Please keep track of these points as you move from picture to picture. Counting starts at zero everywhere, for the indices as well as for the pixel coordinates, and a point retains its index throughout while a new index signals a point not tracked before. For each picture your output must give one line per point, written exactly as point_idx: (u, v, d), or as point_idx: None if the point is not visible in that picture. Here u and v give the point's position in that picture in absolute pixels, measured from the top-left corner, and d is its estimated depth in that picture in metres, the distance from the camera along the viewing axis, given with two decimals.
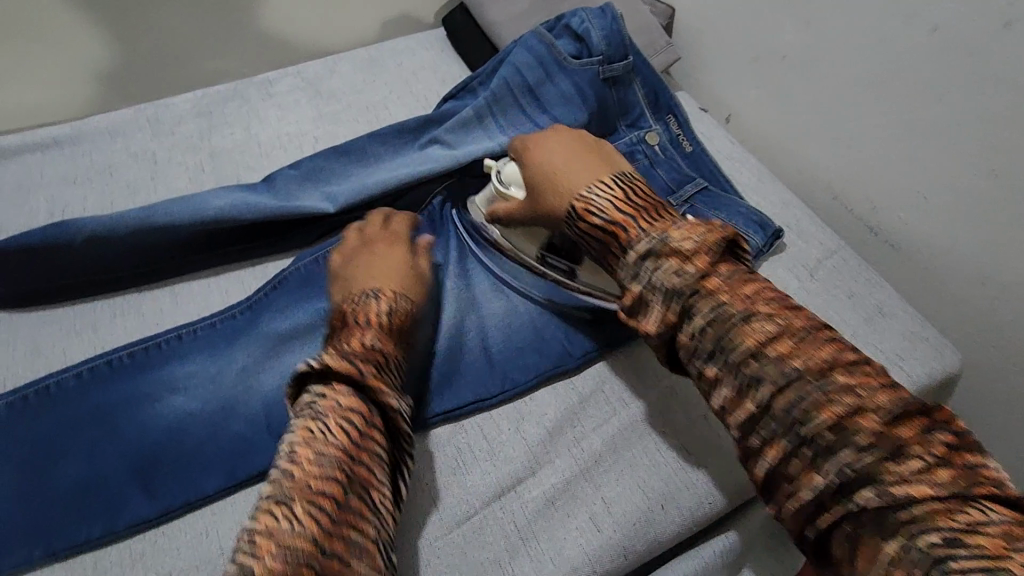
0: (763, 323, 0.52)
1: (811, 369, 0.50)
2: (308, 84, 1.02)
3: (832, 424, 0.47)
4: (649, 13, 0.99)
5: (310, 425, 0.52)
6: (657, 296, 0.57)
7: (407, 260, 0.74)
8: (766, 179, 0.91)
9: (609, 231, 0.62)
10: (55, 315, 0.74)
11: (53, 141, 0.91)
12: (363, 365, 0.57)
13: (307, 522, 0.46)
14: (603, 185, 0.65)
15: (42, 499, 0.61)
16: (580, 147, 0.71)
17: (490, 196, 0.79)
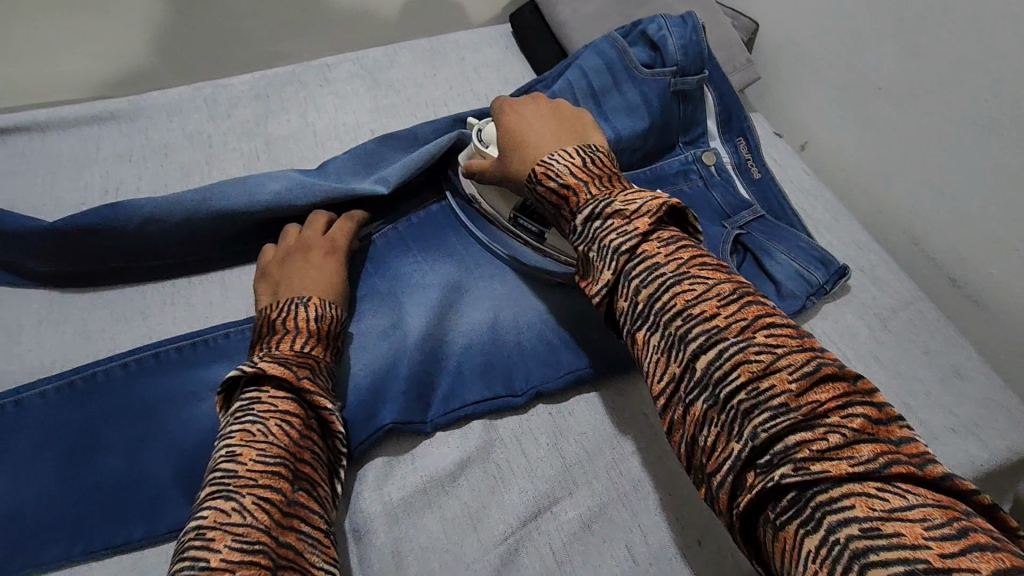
0: (691, 283, 0.47)
1: (744, 341, 0.44)
2: (367, 72, 0.99)
3: (750, 391, 0.42)
4: (730, 27, 0.94)
5: (250, 426, 0.52)
6: (598, 254, 0.52)
7: (339, 272, 0.69)
8: (842, 216, 0.86)
9: (564, 196, 0.56)
10: (106, 298, 0.73)
11: (112, 115, 0.90)
12: (284, 408, 0.54)
13: (261, 510, 0.47)
14: (567, 152, 0.58)
15: (84, 492, 0.60)
16: (556, 114, 0.65)
17: (468, 153, 0.73)
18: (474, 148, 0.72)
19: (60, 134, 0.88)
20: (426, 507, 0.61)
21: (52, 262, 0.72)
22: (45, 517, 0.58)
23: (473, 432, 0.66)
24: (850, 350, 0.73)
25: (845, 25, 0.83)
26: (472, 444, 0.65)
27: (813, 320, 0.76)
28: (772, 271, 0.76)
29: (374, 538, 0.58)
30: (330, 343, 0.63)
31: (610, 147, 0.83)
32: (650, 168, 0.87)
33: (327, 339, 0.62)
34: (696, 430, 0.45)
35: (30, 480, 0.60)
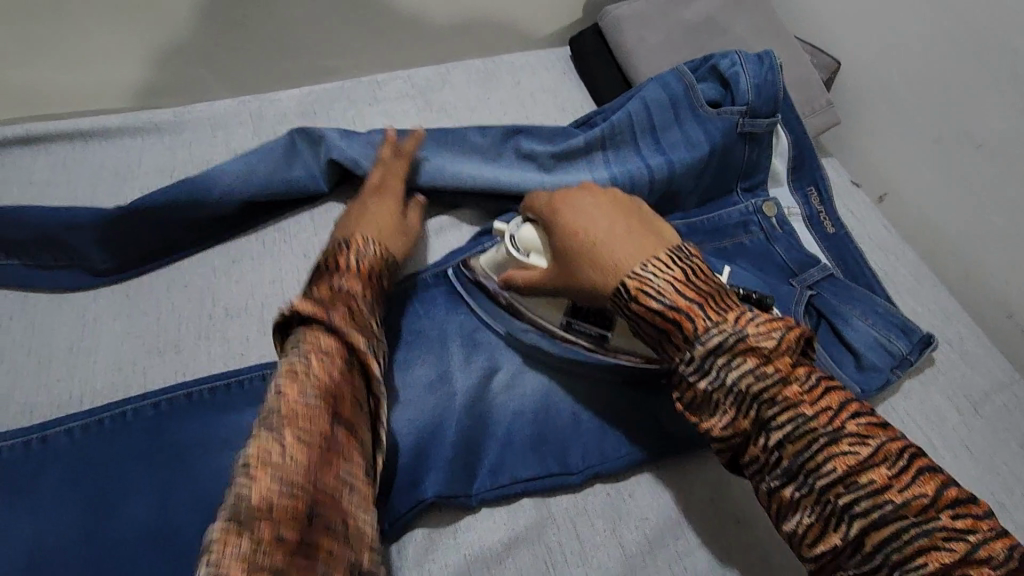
0: (852, 444, 0.45)
1: (836, 432, 0.46)
2: (419, 92, 0.95)
3: (935, 573, 0.41)
4: (811, 66, 0.87)
5: (295, 363, 0.47)
6: (728, 399, 0.48)
7: (395, 212, 0.70)
8: (926, 279, 0.78)
9: (674, 323, 0.49)
10: (140, 328, 0.70)
11: (155, 126, 0.87)
12: (331, 338, 0.49)
13: (309, 420, 0.44)
14: (660, 262, 0.52)
15: (102, 546, 0.56)
16: (620, 205, 0.59)
17: (500, 258, 0.65)
18: (508, 254, 0.64)
19: (104, 144, 0.86)
20: None
21: (117, 256, 0.72)
22: (66, 568, 0.55)
23: (523, 510, 0.60)
24: (938, 438, 0.66)
25: (946, 73, 0.76)
26: (520, 522, 0.59)
27: (895, 397, 0.69)
28: (851, 339, 0.70)
29: None
30: (372, 280, 0.59)
31: (664, 184, 0.78)
32: (709, 217, 0.80)
33: (370, 277, 0.59)
34: (798, 521, 0.46)
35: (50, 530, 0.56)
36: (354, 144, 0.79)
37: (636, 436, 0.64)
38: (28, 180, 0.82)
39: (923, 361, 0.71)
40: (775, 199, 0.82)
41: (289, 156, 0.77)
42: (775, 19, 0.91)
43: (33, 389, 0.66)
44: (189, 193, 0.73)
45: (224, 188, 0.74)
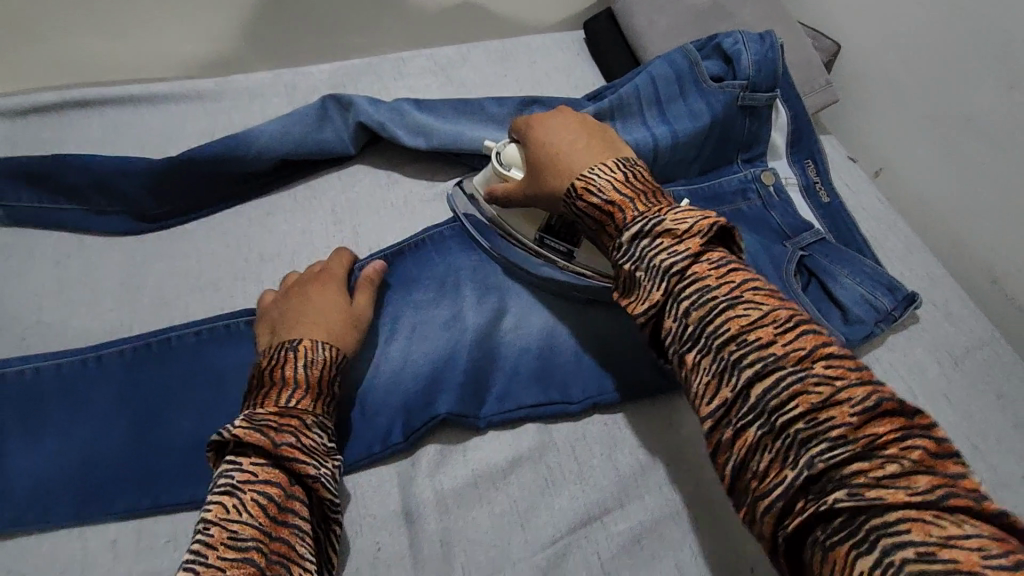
0: (747, 308, 0.48)
1: (734, 299, 0.48)
2: (441, 69, 1.01)
3: (808, 420, 0.43)
4: (811, 47, 0.92)
5: (227, 499, 0.49)
6: (648, 276, 0.52)
7: (340, 299, 0.66)
8: (915, 247, 0.83)
9: (608, 213, 0.56)
10: (183, 269, 0.77)
11: (198, 94, 0.95)
12: (264, 501, 0.50)
13: (251, 514, 0.48)
14: (607, 167, 0.59)
15: (154, 451, 0.63)
16: (583, 126, 0.65)
17: (489, 176, 0.72)
18: (493, 171, 0.71)
19: (151, 109, 0.93)
20: (476, 501, 0.62)
21: (165, 202, 0.79)
22: (121, 469, 0.61)
23: (525, 432, 0.66)
24: (918, 388, 0.71)
25: (939, 53, 0.81)
26: (524, 444, 0.65)
27: (880, 351, 0.73)
28: (837, 294, 0.74)
29: (423, 525, 0.60)
30: (322, 393, 0.59)
31: (667, 153, 0.83)
32: (707, 185, 0.85)
33: (318, 388, 0.59)
34: (707, 396, 0.48)
35: (106, 436, 0.63)
36: (380, 109, 0.85)
37: (633, 374, 0.69)
38: (83, 139, 0.90)
39: (907, 317, 0.75)
40: (773, 169, 0.87)
41: (320, 119, 0.84)
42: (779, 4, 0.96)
43: (89, 319, 0.73)
44: (232, 149, 0.80)
45: (261, 145, 0.81)
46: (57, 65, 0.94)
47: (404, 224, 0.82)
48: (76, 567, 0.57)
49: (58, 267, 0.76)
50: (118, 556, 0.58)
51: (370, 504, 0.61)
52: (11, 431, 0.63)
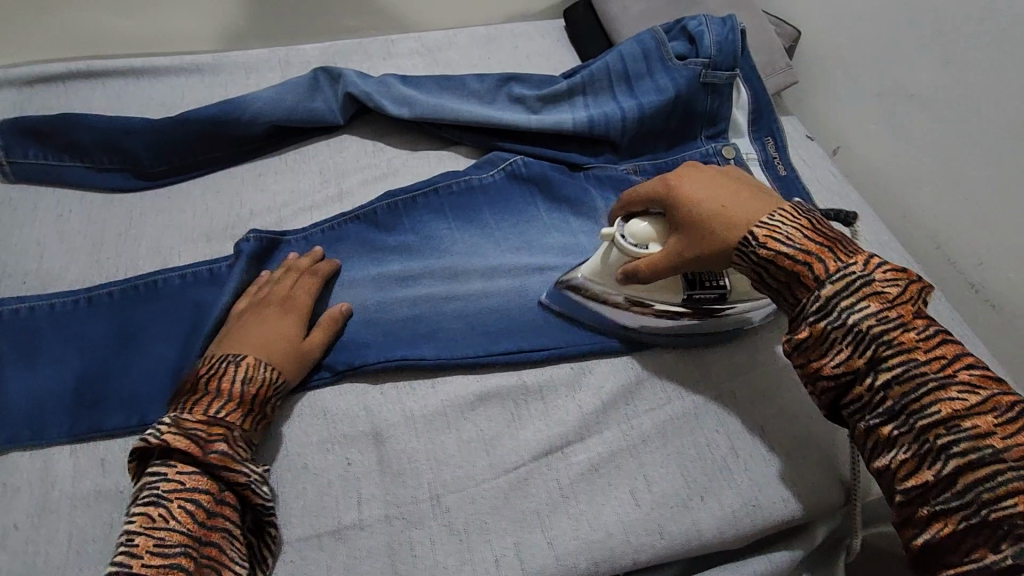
0: (959, 391, 0.49)
1: (945, 379, 0.50)
2: (428, 51, 1.07)
3: (1017, 512, 0.45)
4: (774, 34, 0.98)
5: (152, 509, 0.52)
6: (845, 337, 0.53)
7: (294, 330, 0.67)
8: (865, 216, 0.88)
9: (802, 264, 0.56)
10: (177, 223, 0.82)
11: (198, 68, 1.00)
12: (200, 483, 0.54)
13: (181, 522, 0.52)
14: (786, 214, 0.59)
15: (139, 377, 0.67)
16: (721, 181, 0.64)
17: (608, 260, 0.67)
18: (620, 254, 0.66)
19: (152, 81, 0.99)
20: (445, 428, 0.66)
21: (164, 160, 0.85)
22: (109, 393, 0.65)
23: (497, 375, 0.71)
24: None
25: (886, 37, 0.87)
26: (493, 383, 0.70)
27: None
28: None
29: (391, 445, 0.65)
30: (254, 406, 0.60)
31: (634, 125, 0.88)
32: (671, 159, 0.90)
33: (252, 402, 0.60)
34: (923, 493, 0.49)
35: (95, 364, 0.67)
36: (367, 82, 0.91)
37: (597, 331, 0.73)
38: (86, 106, 0.95)
39: None
40: (734, 145, 0.91)
41: (311, 89, 0.89)
42: None
43: (86, 265, 0.78)
44: (228, 113, 0.85)
45: (256, 110, 0.86)
46: (65, 38, 1.00)
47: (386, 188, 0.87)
48: (66, 480, 0.61)
49: (60, 220, 0.81)
50: (106, 471, 0.62)
51: (340, 426, 0.66)
52: (8, 360, 0.66)
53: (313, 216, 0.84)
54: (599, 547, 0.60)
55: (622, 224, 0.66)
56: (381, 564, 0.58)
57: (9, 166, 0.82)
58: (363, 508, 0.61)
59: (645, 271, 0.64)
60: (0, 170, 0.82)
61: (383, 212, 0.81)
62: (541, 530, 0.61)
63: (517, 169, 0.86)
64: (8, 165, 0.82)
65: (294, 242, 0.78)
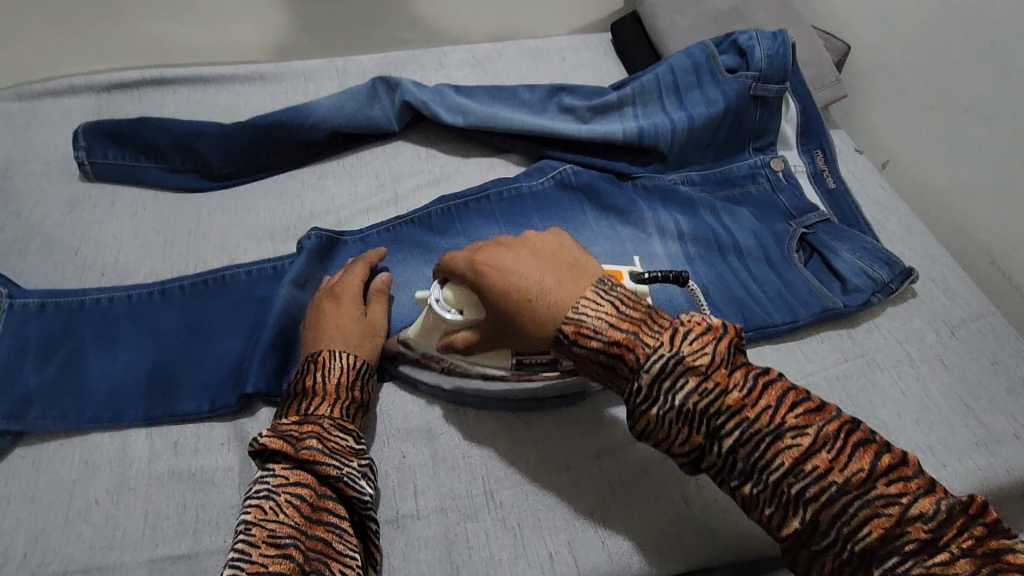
0: (793, 437, 0.47)
1: (776, 427, 0.48)
2: (477, 62, 1.11)
3: (875, 536, 0.44)
4: (823, 47, 0.99)
5: (264, 502, 0.53)
6: (678, 419, 0.50)
7: (355, 313, 0.68)
8: (916, 229, 0.87)
9: (618, 355, 0.51)
10: (243, 222, 0.86)
11: (260, 76, 1.05)
12: (299, 478, 0.55)
13: (287, 514, 0.52)
14: (591, 300, 0.54)
15: (209, 365, 0.70)
16: (540, 258, 0.57)
17: (429, 323, 0.64)
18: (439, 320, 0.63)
19: (218, 88, 1.04)
20: (496, 426, 0.68)
21: (232, 162, 0.89)
22: (182, 379, 0.69)
23: None
24: (916, 352, 0.76)
25: (940, 51, 0.87)
26: None
27: (879, 320, 0.78)
28: (836, 268, 0.80)
29: (445, 441, 0.67)
30: (341, 398, 0.62)
31: (683, 136, 0.89)
32: (719, 170, 0.91)
33: (337, 395, 0.62)
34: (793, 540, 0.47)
35: (169, 353, 0.71)
36: (422, 91, 0.94)
37: None
38: (158, 111, 1.00)
39: (905, 291, 0.80)
40: (783, 157, 0.92)
41: (369, 98, 0.93)
42: (793, 8, 1.04)
43: (159, 259, 0.82)
44: (291, 119, 0.89)
45: (318, 117, 0.90)
46: (138, 50, 1.04)
47: (438, 193, 0.90)
48: (142, 460, 0.64)
49: (134, 217, 0.85)
50: (178, 453, 0.65)
51: (396, 420, 0.68)
52: (89, 345, 0.70)
53: (370, 218, 0.87)
54: (650, 548, 0.61)
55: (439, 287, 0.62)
56: (437, 553, 0.60)
57: (90, 166, 0.87)
58: (420, 498, 0.63)
59: (464, 339, 0.61)
60: (81, 169, 0.87)
61: (436, 216, 0.84)
62: (593, 529, 0.62)
63: (567, 178, 0.88)
64: (89, 164, 0.87)
65: (352, 243, 0.81)
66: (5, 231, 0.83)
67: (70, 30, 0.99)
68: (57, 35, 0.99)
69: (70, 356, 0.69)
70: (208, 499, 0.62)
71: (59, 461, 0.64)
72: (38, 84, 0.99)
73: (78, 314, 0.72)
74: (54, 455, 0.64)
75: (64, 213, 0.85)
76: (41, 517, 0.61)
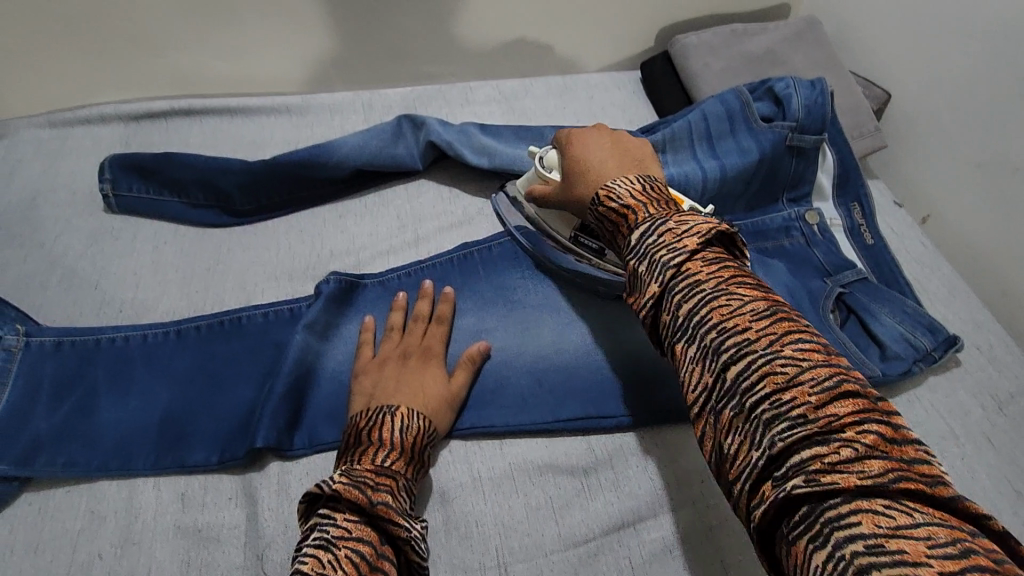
0: (735, 303, 0.46)
1: (726, 290, 0.47)
2: (504, 99, 1.10)
3: (767, 399, 0.41)
4: (862, 96, 0.96)
5: (321, 553, 0.46)
6: (652, 272, 0.51)
7: (441, 378, 0.68)
8: (960, 292, 0.83)
9: (621, 214, 0.57)
10: (262, 260, 0.85)
11: (286, 109, 1.05)
12: (366, 533, 0.50)
13: (348, 570, 0.46)
14: (628, 177, 0.60)
15: (220, 414, 0.69)
16: (616, 147, 0.68)
17: (533, 177, 0.78)
18: (536, 173, 0.76)
19: (243, 119, 1.04)
20: (513, 492, 0.65)
21: (254, 199, 0.89)
22: (192, 428, 0.67)
23: (565, 444, 0.69)
24: (961, 428, 0.71)
25: (989, 107, 0.84)
26: (561, 451, 0.68)
27: (920, 390, 0.74)
28: (877, 333, 0.76)
29: (459, 507, 0.64)
30: (412, 458, 0.60)
31: (715, 185, 0.86)
32: (751, 221, 0.88)
33: (410, 453, 0.60)
34: (724, 440, 0.44)
35: (180, 399, 0.69)
36: (448, 130, 0.93)
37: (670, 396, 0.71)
38: (184, 142, 1.01)
39: (948, 359, 0.76)
40: (818, 209, 0.89)
41: (395, 136, 0.92)
42: (831, 55, 1.01)
43: (177, 296, 0.81)
44: (316, 157, 0.88)
45: (342, 155, 0.89)
46: (168, 79, 1.05)
47: (461, 236, 0.88)
48: (148, 513, 0.63)
49: (155, 251, 0.85)
50: (185, 507, 0.63)
51: None
52: (101, 388, 0.69)
53: (390, 259, 0.86)
54: None
55: (552, 149, 0.76)
56: None
57: (114, 198, 0.88)
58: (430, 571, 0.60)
59: (544, 191, 0.73)
60: (106, 201, 0.87)
61: (458, 262, 0.82)
62: None
63: None
64: (114, 196, 0.87)
65: (372, 286, 0.79)
66: (28, 262, 0.83)
67: (102, 59, 1.00)
68: (89, 64, 1.00)
69: (82, 399, 0.68)
70: (213, 559, 0.60)
71: (64, 511, 0.63)
72: (70, 112, 1.00)
73: (92, 354, 0.71)
74: (60, 503, 0.63)
75: (86, 245, 0.85)
76: (43, 570, 0.59)
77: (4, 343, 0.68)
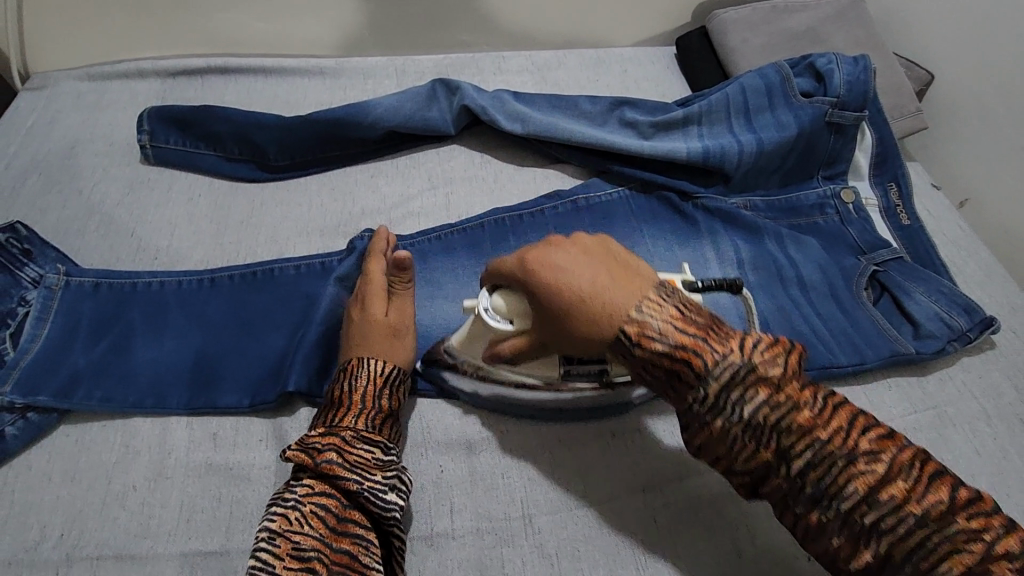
0: (787, 408, 0.47)
1: (770, 395, 0.48)
2: (538, 70, 1.09)
3: (862, 495, 0.45)
4: (905, 76, 0.94)
5: (290, 512, 0.52)
6: (682, 382, 0.49)
7: (377, 315, 0.65)
8: (997, 275, 0.82)
9: (680, 360, 0.49)
10: (294, 216, 0.86)
11: (320, 70, 1.06)
12: (324, 492, 0.54)
13: (313, 526, 0.52)
14: (652, 302, 0.50)
15: (252, 360, 0.69)
16: (597, 255, 0.53)
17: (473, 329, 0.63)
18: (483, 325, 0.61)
19: (277, 79, 1.05)
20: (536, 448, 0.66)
21: (287, 155, 0.89)
22: (225, 372, 0.68)
23: None
24: (992, 407, 0.70)
25: None
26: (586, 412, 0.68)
27: (953, 370, 0.73)
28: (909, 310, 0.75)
29: (484, 458, 0.65)
30: (368, 409, 0.61)
31: (750, 159, 0.85)
32: (785, 197, 0.87)
33: (365, 407, 0.61)
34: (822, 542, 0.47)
35: (212, 343, 0.70)
36: (482, 96, 0.92)
37: None
38: (219, 99, 1.01)
39: (982, 341, 0.75)
40: (854, 188, 0.87)
41: (429, 99, 0.92)
42: (874, 35, 0.99)
43: (211, 246, 0.82)
44: (350, 116, 0.88)
45: (377, 115, 0.89)
46: (204, 37, 1.05)
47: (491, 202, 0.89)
48: (181, 449, 0.64)
49: (189, 203, 0.86)
50: (216, 446, 0.65)
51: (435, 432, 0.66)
52: (137, 328, 0.70)
53: (420, 221, 0.86)
54: None
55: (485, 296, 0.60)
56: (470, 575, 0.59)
57: (151, 150, 0.89)
58: (455, 517, 0.61)
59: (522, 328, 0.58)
60: (143, 152, 0.89)
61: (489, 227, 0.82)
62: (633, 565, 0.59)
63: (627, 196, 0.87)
64: (151, 147, 0.89)
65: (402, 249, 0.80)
66: (67, 208, 0.84)
67: (141, 14, 1.00)
68: (129, 19, 1.01)
69: (120, 338, 0.70)
70: (243, 496, 0.61)
71: (98, 444, 0.64)
72: (109, 66, 1.01)
73: (129, 296, 0.72)
74: (96, 436, 0.65)
75: (123, 194, 0.86)
76: (79, 498, 0.61)
77: (47, 281, 0.70)
